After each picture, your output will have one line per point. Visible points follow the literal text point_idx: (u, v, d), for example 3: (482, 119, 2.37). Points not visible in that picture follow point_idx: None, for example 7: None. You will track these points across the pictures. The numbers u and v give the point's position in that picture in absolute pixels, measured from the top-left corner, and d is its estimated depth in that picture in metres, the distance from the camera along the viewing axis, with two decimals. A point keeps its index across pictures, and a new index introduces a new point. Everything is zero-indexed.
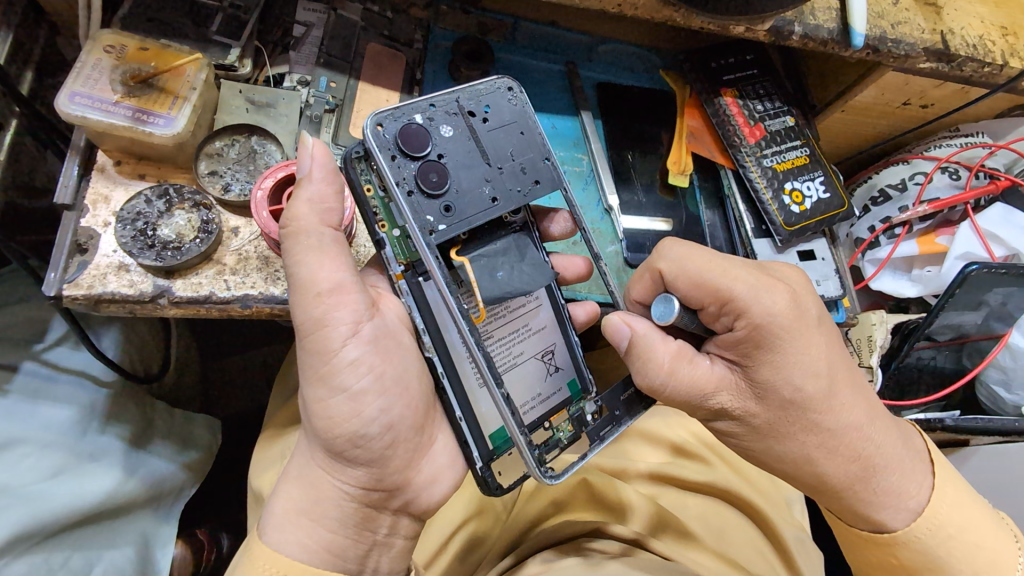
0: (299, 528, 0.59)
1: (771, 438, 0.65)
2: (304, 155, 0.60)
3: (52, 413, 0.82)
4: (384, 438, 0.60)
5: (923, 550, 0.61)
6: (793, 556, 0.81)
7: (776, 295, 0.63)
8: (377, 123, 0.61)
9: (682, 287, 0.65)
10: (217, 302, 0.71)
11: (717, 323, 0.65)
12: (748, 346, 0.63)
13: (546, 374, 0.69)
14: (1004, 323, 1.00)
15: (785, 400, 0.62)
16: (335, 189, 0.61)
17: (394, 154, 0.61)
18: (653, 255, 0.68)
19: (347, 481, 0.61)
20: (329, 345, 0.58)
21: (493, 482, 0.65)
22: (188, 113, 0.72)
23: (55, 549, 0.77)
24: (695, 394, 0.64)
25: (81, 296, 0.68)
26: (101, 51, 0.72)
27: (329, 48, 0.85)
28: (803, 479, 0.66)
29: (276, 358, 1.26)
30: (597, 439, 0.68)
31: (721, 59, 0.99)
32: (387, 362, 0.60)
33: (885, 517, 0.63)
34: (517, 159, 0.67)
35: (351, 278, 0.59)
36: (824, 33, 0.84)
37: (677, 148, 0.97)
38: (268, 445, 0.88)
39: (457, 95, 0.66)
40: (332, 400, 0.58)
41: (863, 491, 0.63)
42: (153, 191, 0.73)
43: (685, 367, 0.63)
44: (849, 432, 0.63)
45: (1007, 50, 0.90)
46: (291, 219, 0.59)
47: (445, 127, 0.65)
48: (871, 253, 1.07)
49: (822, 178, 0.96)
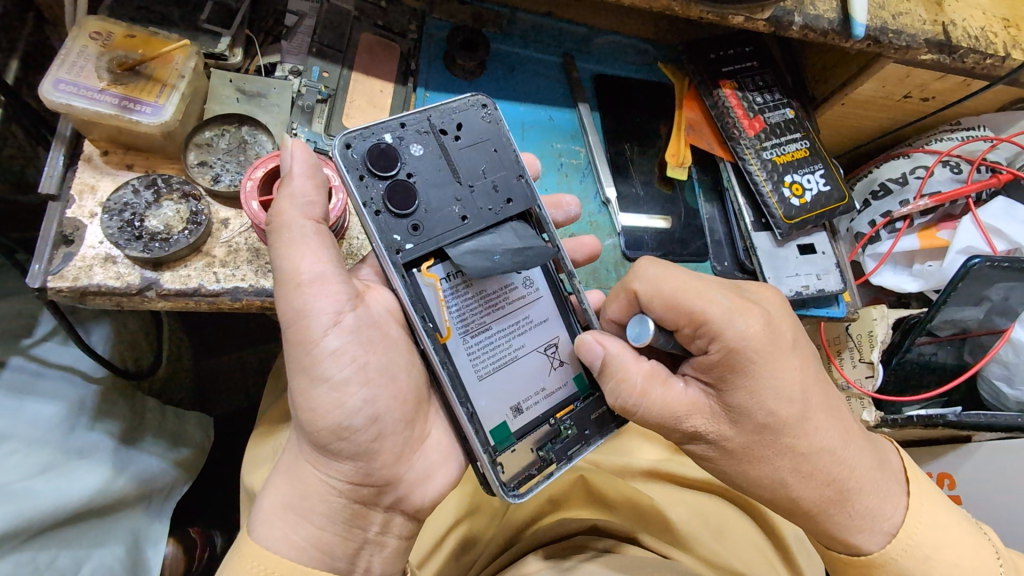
0: (287, 524, 0.58)
1: (746, 463, 0.62)
2: (285, 153, 0.59)
3: (39, 409, 0.80)
4: (370, 431, 0.58)
5: (899, 570, 0.61)
6: (794, 556, 0.80)
7: (751, 319, 0.60)
8: (345, 143, 0.60)
9: (658, 309, 0.62)
10: (207, 295, 0.69)
11: (692, 345, 0.62)
12: (721, 369, 0.60)
13: (548, 369, 0.68)
14: (1007, 318, 0.98)
15: (759, 424, 0.60)
16: (316, 183, 0.60)
17: (363, 173, 0.61)
18: (629, 275, 0.64)
19: (334, 476, 0.59)
20: (310, 335, 0.56)
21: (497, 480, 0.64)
22: (175, 102, 0.70)
23: (42, 547, 0.75)
24: (668, 417, 0.61)
25: (66, 288, 0.66)
26: (87, 38, 0.70)
27: (321, 37, 0.83)
28: (777, 502, 0.64)
29: (269, 355, 1.24)
30: (564, 459, 0.66)
31: (720, 50, 0.98)
32: (370, 353, 0.59)
33: (859, 540, 0.62)
34: (489, 177, 0.66)
35: (333, 268, 0.58)
36: (825, 23, 0.83)
37: (676, 140, 0.96)
38: (261, 442, 0.86)
39: (429, 113, 0.65)
40: (314, 391, 0.56)
41: (837, 513, 0.61)
42: (141, 181, 0.71)
43: (658, 388, 0.61)
44: (821, 455, 0.61)
45: (1009, 42, 0.88)
46: (275, 214, 0.58)
47: (416, 145, 0.64)
48: (871, 248, 1.07)
49: (822, 171, 0.95)
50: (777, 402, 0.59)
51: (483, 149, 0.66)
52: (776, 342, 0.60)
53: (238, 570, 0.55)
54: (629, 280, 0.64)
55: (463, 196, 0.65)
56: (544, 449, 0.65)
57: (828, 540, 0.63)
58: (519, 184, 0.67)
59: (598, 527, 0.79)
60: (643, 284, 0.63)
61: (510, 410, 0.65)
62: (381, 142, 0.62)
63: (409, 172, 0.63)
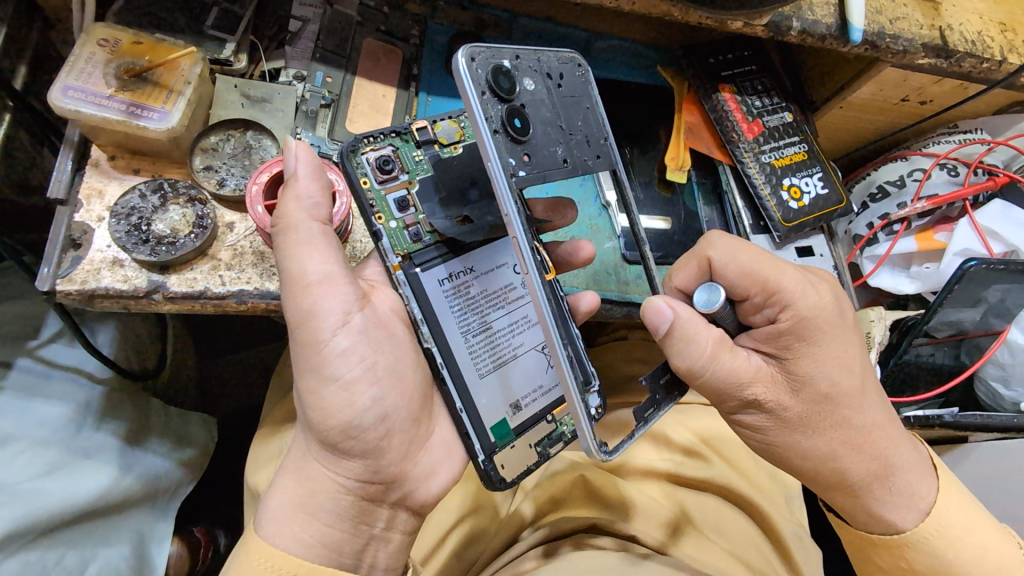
0: (294, 522, 0.59)
1: (800, 432, 0.65)
2: (288, 156, 0.60)
3: (47, 409, 0.81)
4: (378, 429, 0.60)
5: (930, 551, 0.64)
6: (792, 555, 0.81)
7: (820, 291, 0.65)
8: (471, 57, 0.59)
9: (730, 276, 0.65)
10: (212, 298, 0.70)
11: (757, 314, 0.66)
12: (789, 337, 0.64)
13: (545, 366, 0.69)
14: (1004, 318, 1.00)
15: (821, 395, 0.64)
16: (321, 185, 0.61)
17: (484, 90, 0.59)
18: (702, 243, 0.68)
19: (342, 474, 0.60)
20: (320, 336, 0.57)
21: (497, 477, 0.65)
22: (182, 108, 0.71)
23: (49, 547, 0.76)
24: (732, 383, 0.63)
25: (74, 291, 0.67)
26: (95, 45, 0.71)
27: (324, 43, 0.84)
28: (822, 478, 0.66)
29: (271, 356, 1.25)
30: (642, 421, 0.66)
31: (719, 54, 0.98)
32: (378, 352, 0.60)
33: (897, 518, 0.65)
34: (583, 130, 0.67)
35: (341, 269, 0.59)
36: (823, 28, 0.83)
37: (675, 144, 0.97)
38: (265, 441, 0.87)
39: (540, 55, 0.65)
40: (324, 391, 0.57)
41: (879, 489, 0.64)
42: (147, 186, 0.72)
43: (727, 354, 0.62)
44: (872, 430, 0.65)
45: (1006, 45, 0.89)
46: (281, 216, 0.59)
47: (528, 80, 0.64)
48: (870, 250, 1.07)
49: (820, 173, 0.96)
50: (836, 375, 0.64)
51: (577, 101, 0.68)
52: (840, 319, 0.65)
53: (245, 568, 0.55)
54: (706, 246, 0.67)
55: (562, 141, 0.65)
56: (542, 445, 0.68)
57: (865, 518, 0.66)
58: (601, 144, 0.68)
59: (597, 525, 0.78)
60: (717, 251, 0.67)
61: (509, 407, 0.66)
62: (385, 148, 0.64)
63: (522, 103, 0.62)
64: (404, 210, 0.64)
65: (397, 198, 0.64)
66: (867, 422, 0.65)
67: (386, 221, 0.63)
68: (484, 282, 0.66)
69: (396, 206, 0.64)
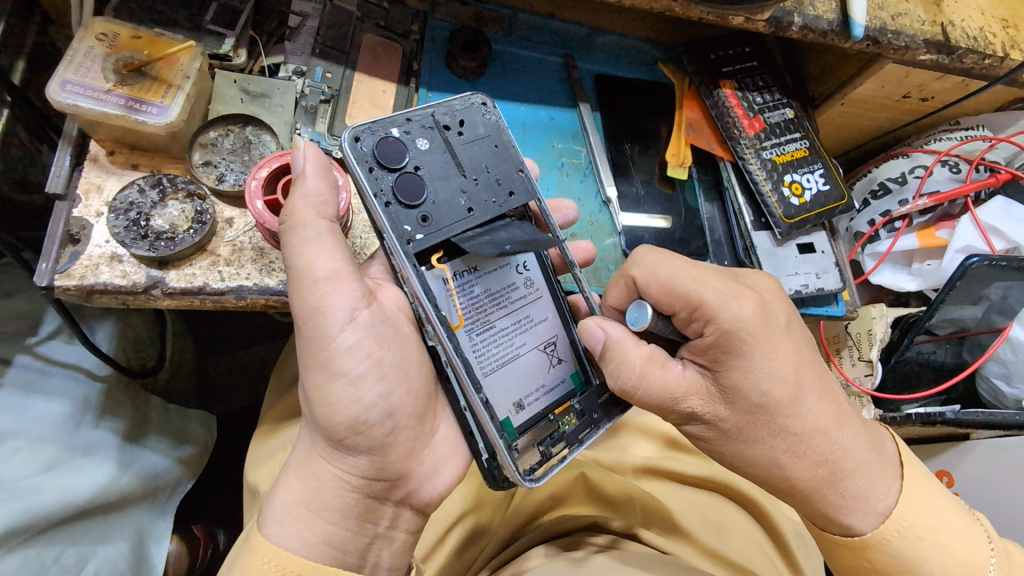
0: (299, 520, 0.58)
1: (741, 442, 0.64)
2: (298, 154, 0.60)
3: (45, 406, 0.81)
4: (384, 425, 0.59)
5: (893, 552, 0.62)
6: (793, 554, 0.81)
7: (744, 302, 0.62)
8: (354, 136, 0.61)
9: (654, 294, 0.64)
10: (212, 294, 0.70)
11: (689, 328, 0.64)
12: (716, 351, 0.61)
13: (548, 366, 0.69)
14: (1005, 316, 0.99)
15: (754, 405, 0.61)
16: (329, 183, 0.61)
17: (372, 165, 0.61)
18: (628, 262, 0.67)
19: (348, 470, 0.60)
20: (327, 331, 0.57)
21: (500, 475, 0.64)
22: (181, 102, 0.71)
23: (47, 544, 0.75)
24: (665, 399, 0.62)
25: (73, 286, 0.67)
26: (93, 39, 0.71)
27: (324, 38, 0.84)
28: (773, 483, 0.65)
29: (271, 354, 1.25)
30: (575, 442, 0.66)
31: (720, 50, 0.98)
32: (384, 349, 0.60)
33: (854, 520, 0.63)
34: (493, 171, 0.67)
35: (348, 266, 0.59)
36: (824, 24, 0.83)
37: (676, 140, 0.97)
38: (264, 440, 0.87)
39: (432, 109, 0.66)
40: (331, 386, 0.57)
41: (830, 493, 0.63)
42: (146, 181, 0.72)
43: (657, 370, 0.62)
44: (816, 436, 0.62)
45: (1008, 42, 0.89)
46: (289, 213, 0.59)
47: (421, 140, 0.65)
48: (871, 247, 1.08)
49: (822, 170, 0.96)
50: (769, 382, 0.61)
51: (487, 143, 0.68)
52: (765, 327, 0.62)
53: (249, 566, 0.55)
54: (630, 265, 0.66)
55: (467, 189, 0.65)
56: (545, 444, 0.65)
57: (821, 521, 0.65)
58: (519, 180, 0.68)
59: (598, 522, 0.78)
60: (640, 270, 0.65)
61: (512, 406, 0.65)
62: (386, 136, 0.63)
63: (415, 167, 0.64)
64: None
65: None
66: (834, 421, 0.63)
67: None
68: (487, 281, 0.66)
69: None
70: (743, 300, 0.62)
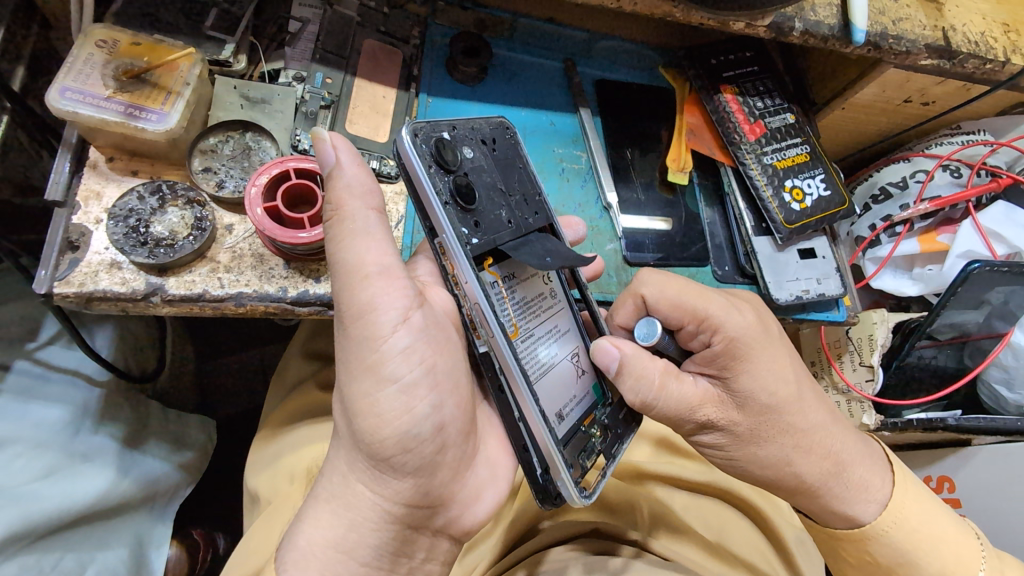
0: (328, 561, 0.56)
1: (752, 444, 0.67)
2: (324, 146, 0.56)
3: (44, 412, 0.81)
4: (434, 440, 0.57)
5: (890, 544, 0.66)
6: (792, 557, 0.81)
7: (743, 313, 0.68)
8: (413, 132, 0.59)
9: (663, 310, 0.68)
10: (211, 301, 0.70)
11: (694, 340, 0.68)
12: (725, 359, 0.66)
13: (576, 376, 0.68)
14: (1006, 322, 0.99)
15: (762, 407, 0.65)
16: (367, 171, 0.58)
17: (430, 163, 0.59)
18: (634, 282, 0.69)
19: (391, 496, 0.58)
20: (378, 332, 0.55)
21: (553, 492, 0.62)
22: (181, 109, 0.71)
23: (46, 550, 0.75)
24: (683, 409, 0.65)
25: (72, 293, 0.67)
26: (93, 46, 0.71)
27: (324, 43, 0.83)
28: (779, 483, 0.69)
29: (273, 357, 1.25)
30: (610, 457, 0.68)
31: (721, 55, 0.98)
32: (436, 355, 0.58)
33: (856, 512, 0.67)
34: (525, 190, 0.67)
35: (398, 262, 0.57)
36: (825, 29, 0.83)
37: (677, 145, 0.97)
38: (264, 444, 0.87)
39: (474, 123, 0.66)
40: (382, 394, 0.55)
41: (836, 486, 0.66)
42: (146, 187, 0.72)
43: (674, 382, 0.64)
44: (818, 432, 0.67)
45: (1009, 46, 0.89)
46: (336, 204, 0.56)
47: (467, 149, 0.64)
48: (871, 252, 1.07)
49: (823, 175, 0.95)
50: (776, 384, 0.66)
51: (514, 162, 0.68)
52: (764, 335, 0.67)
53: None
54: (637, 285, 0.69)
55: (506, 202, 0.64)
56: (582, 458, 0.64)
57: (826, 515, 0.68)
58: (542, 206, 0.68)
59: (599, 529, 0.79)
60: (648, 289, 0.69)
61: (554, 416, 0.63)
62: (441, 136, 0.61)
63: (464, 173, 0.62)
64: None
65: None
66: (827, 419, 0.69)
67: None
68: (524, 289, 0.65)
69: (451, 196, 0.60)
70: (736, 314, 0.67)
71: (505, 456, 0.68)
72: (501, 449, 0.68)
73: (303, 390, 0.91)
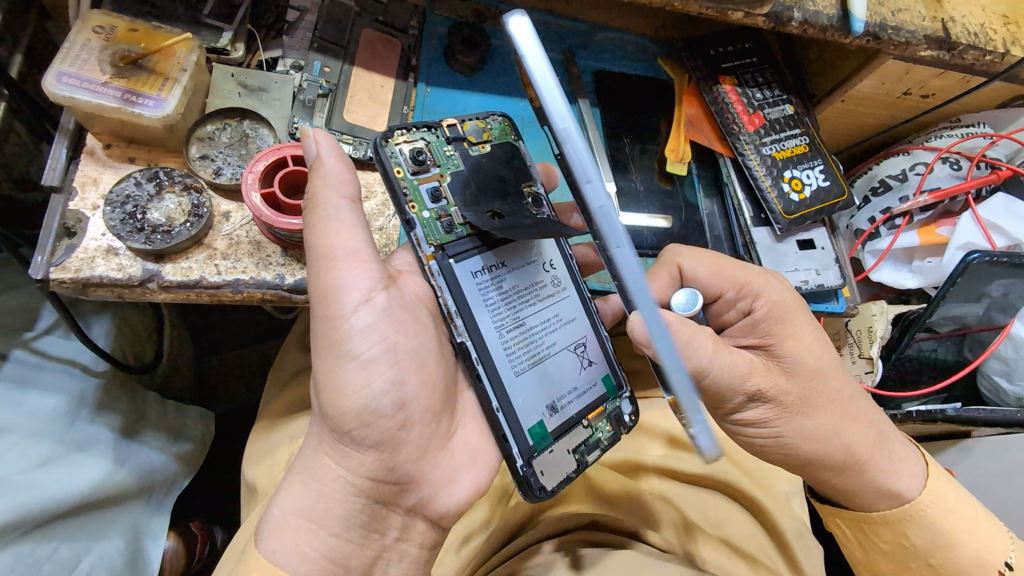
0: (297, 533, 0.56)
1: (802, 413, 0.68)
2: (308, 140, 0.58)
3: (40, 401, 0.81)
4: (395, 417, 0.57)
5: (928, 523, 0.66)
6: (794, 552, 0.80)
7: (779, 285, 0.74)
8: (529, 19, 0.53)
9: (704, 277, 0.73)
10: (208, 287, 0.70)
11: (730, 309, 0.74)
12: (767, 323, 0.71)
13: (580, 367, 0.67)
14: (1006, 314, 0.99)
15: (812, 370, 0.70)
16: (346, 162, 0.59)
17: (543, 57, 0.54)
18: (668, 253, 0.74)
19: (355, 470, 0.57)
20: (340, 311, 0.55)
21: (536, 484, 0.62)
22: (178, 95, 0.70)
23: (42, 539, 0.76)
24: (735, 377, 0.66)
25: (68, 279, 0.66)
26: (90, 32, 0.70)
27: (322, 32, 0.83)
28: (831, 458, 0.68)
29: (271, 351, 1.25)
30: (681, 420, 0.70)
31: (720, 47, 0.98)
32: (400, 335, 0.58)
33: (903, 487, 0.68)
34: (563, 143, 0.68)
35: (366, 247, 0.57)
36: (824, 19, 0.83)
37: (675, 136, 0.97)
38: (262, 434, 0.87)
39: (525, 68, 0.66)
40: (341, 370, 0.55)
41: (881, 457, 0.68)
42: (142, 174, 0.72)
43: (724, 349, 0.65)
44: (837, 424, 0.69)
45: (1008, 38, 0.89)
46: (310, 193, 0.57)
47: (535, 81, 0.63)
48: (871, 245, 1.07)
49: (822, 166, 0.95)
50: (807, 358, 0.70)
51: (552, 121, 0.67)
52: (798, 305, 0.73)
53: None
54: (674, 255, 0.74)
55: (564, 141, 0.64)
56: (581, 452, 0.65)
57: (870, 495, 0.68)
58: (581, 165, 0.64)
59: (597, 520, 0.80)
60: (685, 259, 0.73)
61: (545, 409, 0.64)
62: (418, 141, 0.64)
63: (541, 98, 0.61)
64: (436, 201, 0.63)
65: (430, 188, 0.63)
66: (844, 412, 0.69)
67: (419, 211, 0.62)
68: (517, 275, 0.65)
69: (428, 196, 0.63)
70: (772, 285, 0.73)
71: (488, 442, 0.65)
72: (484, 434, 0.66)
73: (301, 381, 0.90)
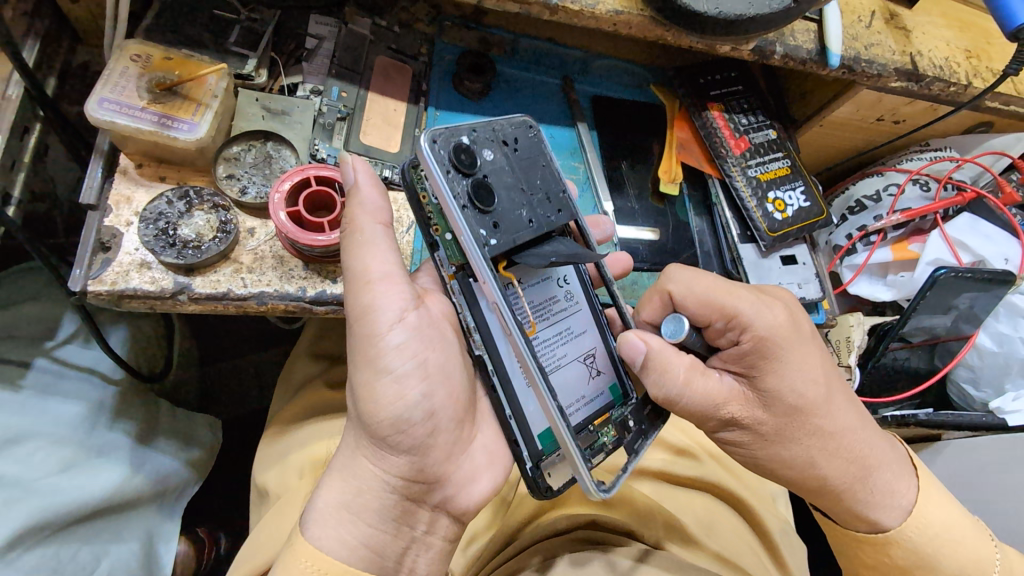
0: (341, 523, 0.60)
1: (776, 444, 0.72)
2: (347, 167, 0.63)
3: (63, 408, 0.84)
4: (426, 425, 0.62)
5: (912, 548, 0.71)
6: (782, 554, 0.87)
7: (775, 311, 0.71)
8: (432, 139, 0.64)
9: (691, 306, 0.72)
10: (235, 299, 0.74)
11: (722, 338, 0.73)
12: (752, 357, 0.70)
13: (588, 377, 0.73)
14: (972, 324, 1.07)
15: (790, 407, 0.70)
16: (381, 191, 0.64)
17: (449, 169, 0.64)
18: (661, 279, 0.74)
19: (389, 471, 0.62)
20: (376, 329, 0.60)
21: (544, 485, 0.66)
22: (210, 119, 0.75)
23: (65, 542, 0.79)
24: (708, 404, 0.69)
25: (105, 291, 0.70)
26: (127, 60, 0.75)
27: (339, 59, 0.88)
28: (804, 483, 0.73)
29: (276, 359, 1.29)
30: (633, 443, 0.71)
31: (708, 75, 1.06)
32: (429, 350, 0.63)
33: (879, 517, 0.72)
34: (546, 186, 0.71)
35: (398, 270, 0.62)
36: (803, 53, 0.90)
37: (667, 158, 1.03)
38: (276, 439, 0.91)
39: (494, 124, 0.70)
40: (377, 382, 0.60)
41: (861, 491, 0.71)
42: (174, 193, 0.76)
43: (699, 378, 0.68)
44: (847, 435, 0.72)
45: (971, 71, 0.97)
46: (349, 220, 0.63)
47: (487, 151, 0.68)
48: (849, 259, 1.14)
49: (802, 188, 1.02)
50: (804, 385, 0.70)
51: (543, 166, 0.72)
52: (797, 332, 0.71)
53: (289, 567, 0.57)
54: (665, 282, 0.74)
55: (526, 202, 0.69)
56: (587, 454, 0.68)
57: (851, 519, 0.73)
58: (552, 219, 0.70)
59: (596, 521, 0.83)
60: (676, 285, 0.73)
61: None
62: None
63: (484, 173, 0.67)
64: None
65: None
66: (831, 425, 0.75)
67: (443, 233, 0.67)
68: (531, 293, 0.70)
69: None
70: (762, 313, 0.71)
71: (504, 445, 0.70)
72: (502, 440, 0.70)
73: (312, 388, 0.95)
